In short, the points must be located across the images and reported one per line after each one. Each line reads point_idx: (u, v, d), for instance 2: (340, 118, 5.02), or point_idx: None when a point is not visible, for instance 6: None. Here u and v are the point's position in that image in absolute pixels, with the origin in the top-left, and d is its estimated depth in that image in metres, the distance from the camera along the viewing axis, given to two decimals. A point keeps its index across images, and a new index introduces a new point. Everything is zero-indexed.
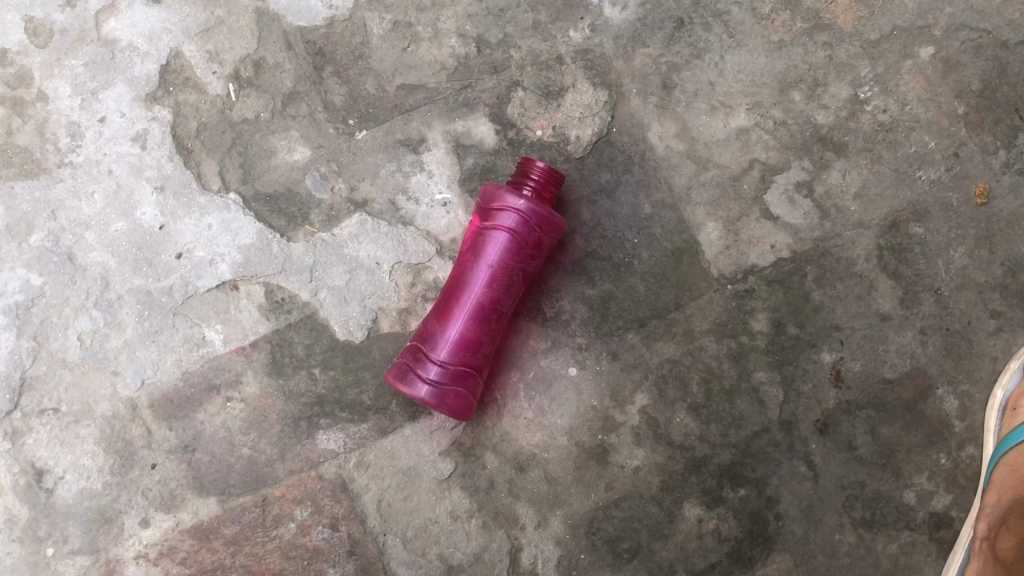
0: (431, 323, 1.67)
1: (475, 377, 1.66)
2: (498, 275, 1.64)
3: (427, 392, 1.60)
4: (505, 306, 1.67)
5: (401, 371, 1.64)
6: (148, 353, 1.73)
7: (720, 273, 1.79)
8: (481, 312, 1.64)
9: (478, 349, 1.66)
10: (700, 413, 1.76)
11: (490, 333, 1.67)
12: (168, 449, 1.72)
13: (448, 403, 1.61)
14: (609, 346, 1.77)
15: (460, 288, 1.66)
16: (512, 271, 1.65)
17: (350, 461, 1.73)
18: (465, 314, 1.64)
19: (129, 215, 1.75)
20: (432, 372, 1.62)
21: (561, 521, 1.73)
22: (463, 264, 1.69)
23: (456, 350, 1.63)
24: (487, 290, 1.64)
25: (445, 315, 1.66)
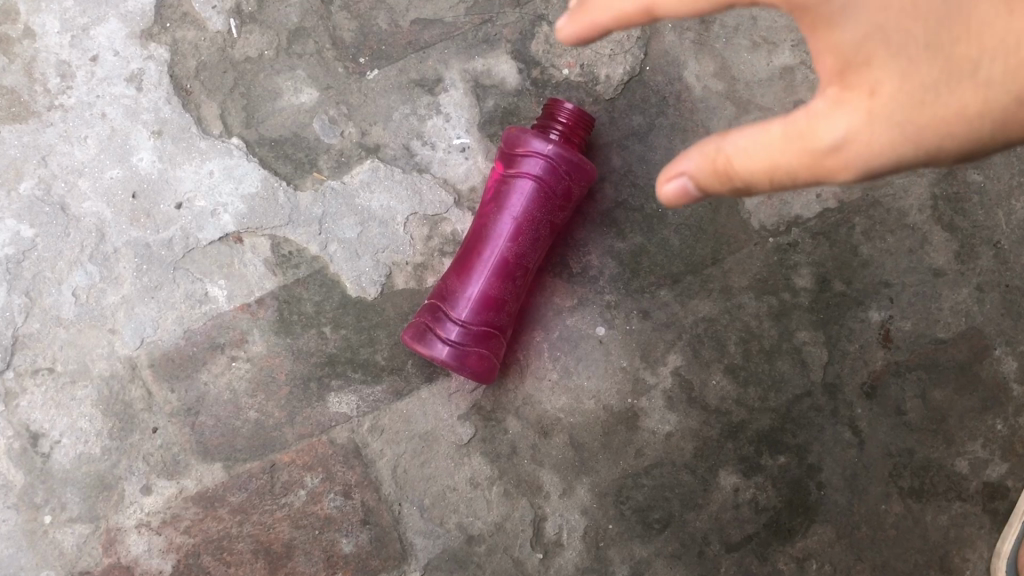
0: (450, 279, 1.55)
1: (499, 339, 1.55)
2: (523, 227, 1.53)
3: (448, 353, 1.49)
4: (531, 260, 1.56)
5: (418, 331, 1.52)
6: (148, 310, 1.62)
7: (761, 225, 1.66)
8: (504, 268, 1.53)
9: (501, 308, 1.54)
10: (738, 375, 1.64)
11: (515, 290, 1.55)
12: (170, 412, 1.62)
13: (470, 364, 1.50)
14: (640, 304, 1.65)
15: (481, 241, 1.54)
16: (538, 223, 1.54)
17: (362, 425, 1.63)
18: (488, 269, 1.52)
19: (125, 162, 1.62)
20: (452, 332, 1.51)
21: (587, 489, 1.62)
22: (484, 214, 1.56)
23: (479, 309, 1.52)
24: (512, 243, 1.52)
25: (465, 270, 1.54)
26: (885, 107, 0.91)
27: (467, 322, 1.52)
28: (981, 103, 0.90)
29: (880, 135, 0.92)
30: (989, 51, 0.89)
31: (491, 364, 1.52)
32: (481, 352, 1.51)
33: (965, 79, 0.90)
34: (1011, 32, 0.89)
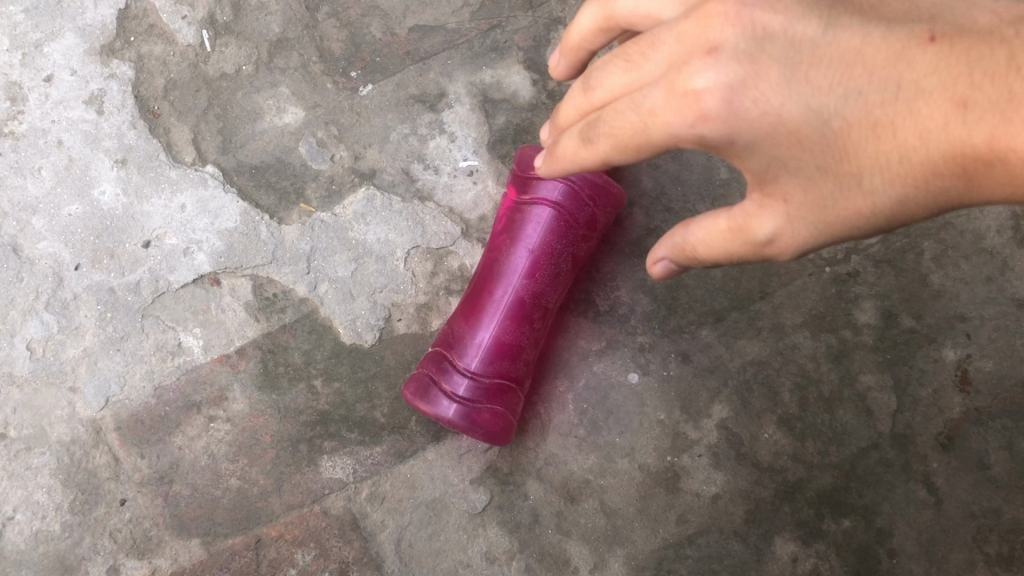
0: (457, 325, 1.33)
1: (516, 394, 1.32)
2: (540, 262, 1.31)
3: (456, 412, 1.27)
4: (551, 300, 1.34)
5: (421, 386, 1.30)
6: (113, 365, 1.41)
7: (816, 253, 1.46)
8: (520, 310, 1.31)
9: (517, 357, 1.32)
10: (794, 427, 1.42)
11: (533, 334, 1.33)
12: (140, 481, 1.40)
13: (482, 424, 1.27)
14: (678, 346, 1.43)
15: (491, 279, 1.33)
16: (557, 256, 1.32)
17: (360, 493, 1.41)
18: (501, 311, 1.31)
19: (85, 196, 1.42)
20: (459, 387, 1.29)
21: (622, 563, 1.39)
22: (494, 249, 1.35)
23: (491, 357, 1.30)
24: (528, 280, 1.31)
25: (474, 314, 1.32)
26: (797, 217, 0.90)
27: (478, 374, 1.30)
28: (870, 208, 0.89)
29: (801, 235, 0.91)
30: (872, 164, 0.88)
31: (507, 423, 1.29)
32: (495, 410, 1.29)
33: (854, 190, 0.89)
34: (886, 146, 0.87)
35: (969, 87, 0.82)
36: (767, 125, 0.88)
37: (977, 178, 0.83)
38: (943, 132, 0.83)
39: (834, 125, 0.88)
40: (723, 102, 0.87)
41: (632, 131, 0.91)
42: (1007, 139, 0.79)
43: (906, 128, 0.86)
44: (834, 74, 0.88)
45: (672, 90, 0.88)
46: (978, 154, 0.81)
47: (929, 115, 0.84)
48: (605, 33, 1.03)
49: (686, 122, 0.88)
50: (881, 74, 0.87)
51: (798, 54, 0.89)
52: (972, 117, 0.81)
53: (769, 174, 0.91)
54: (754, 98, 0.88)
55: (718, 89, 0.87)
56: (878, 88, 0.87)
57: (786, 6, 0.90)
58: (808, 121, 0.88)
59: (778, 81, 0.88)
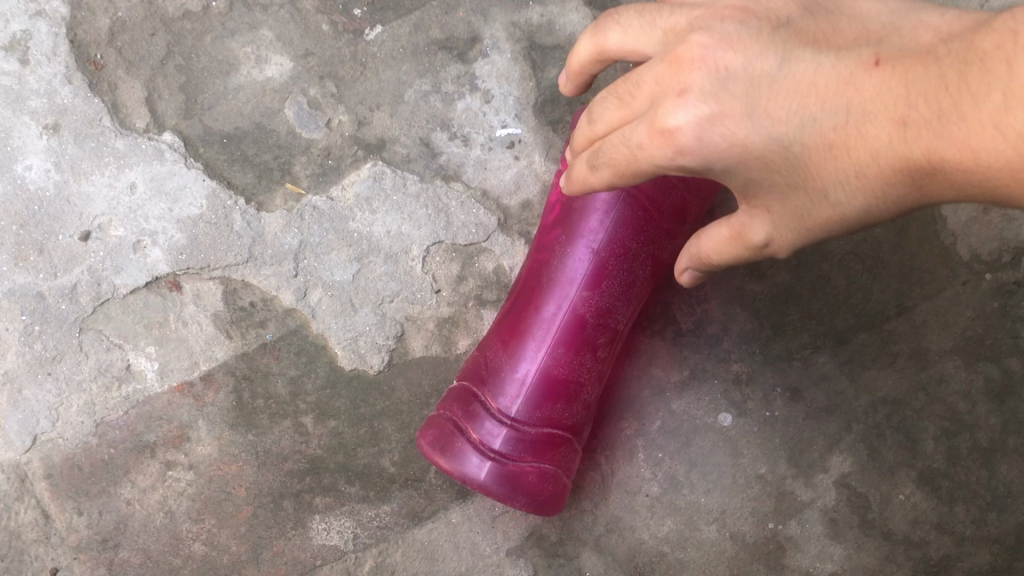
0: (492, 353, 0.98)
1: (572, 448, 0.98)
2: (606, 268, 0.97)
3: (493, 477, 0.92)
4: (622, 319, 0.99)
5: (441, 440, 0.95)
6: (42, 394, 1.08)
7: (974, 254, 1.07)
8: (578, 333, 0.97)
9: (573, 397, 0.97)
10: (939, 487, 1.06)
11: (595, 366, 0.98)
12: (77, 544, 1.08)
13: (528, 490, 0.93)
14: (786, 379, 1.08)
15: (535, 291, 0.98)
16: (629, 259, 0.97)
17: (362, 565, 1.07)
18: (552, 336, 0.96)
19: (5, 172, 1.08)
20: (497, 440, 0.94)
21: None
22: (541, 248, 1.00)
23: (540, 397, 0.96)
24: (588, 293, 0.96)
25: (514, 338, 0.98)
26: (786, 228, 0.72)
27: (521, 420, 0.95)
28: (840, 224, 0.70)
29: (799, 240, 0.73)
30: (834, 183, 0.67)
31: (561, 489, 0.95)
32: (545, 471, 0.94)
33: (820, 209, 0.69)
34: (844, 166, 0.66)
35: (908, 99, 0.60)
36: (736, 157, 0.69)
37: (934, 192, 0.62)
38: (888, 152, 0.62)
39: (790, 152, 0.67)
40: (699, 140, 0.68)
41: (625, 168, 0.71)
42: (944, 160, 0.57)
43: (857, 145, 0.64)
44: (786, 98, 0.67)
45: (647, 130, 0.68)
46: (924, 173, 0.60)
47: (874, 133, 0.62)
48: (590, 69, 0.78)
49: (660, 162, 0.69)
50: (829, 91, 0.65)
51: (758, 84, 0.68)
52: (909, 137, 0.59)
53: (749, 192, 0.72)
54: (722, 134, 0.68)
55: (696, 133, 0.67)
56: (828, 107, 0.65)
57: (744, 37, 0.69)
58: (767, 152, 0.68)
59: (741, 111, 0.67)
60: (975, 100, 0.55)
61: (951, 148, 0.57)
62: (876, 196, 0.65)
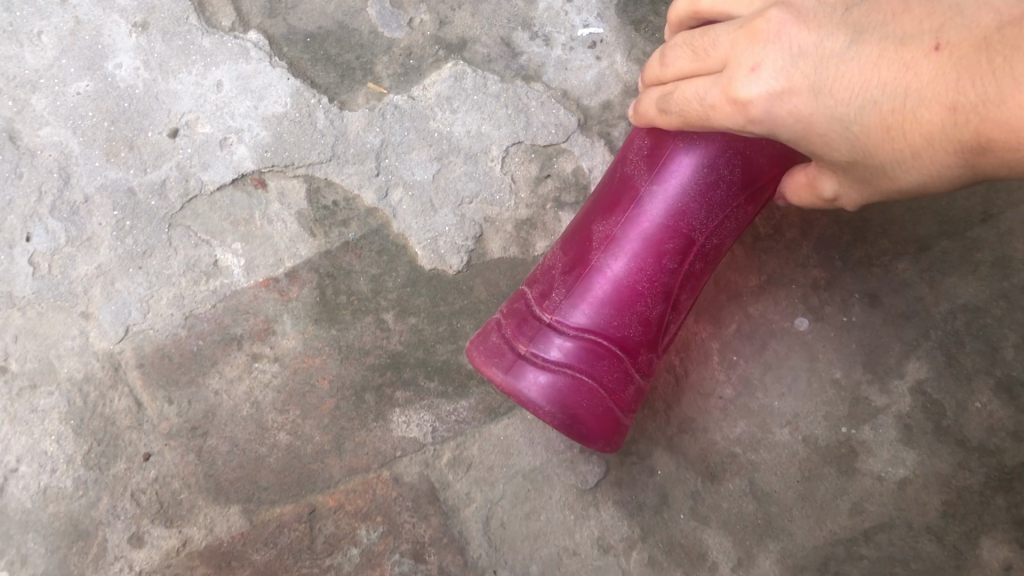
0: (561, 270, 0.99)
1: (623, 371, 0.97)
2: (689, 191, 0.95)
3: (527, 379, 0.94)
4: (701, 248, 0.97)
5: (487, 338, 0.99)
6: (133, 288, 1.12)
7: None
8: (641, 247, 0.96)
9: (630, 314, 0.96)
10: (1016, 395, 1.07)
11: (665, 291, 0.97)
12: (168, 432, 1.13)
13: (571, 408, 0.94)
14: (863, 284, 1.08)
15: (608, 202, 0.99)
16: (710, 174, 0.94)
17: (440, 458, 1.11)
18: (623, 255, 0.96)
19: (96, 70, 1.11)
20: (540, 345, 0.95)
21: (774, 562, 1.07)
22: (624, 159, 1.01)
23: (600, 317, 0.96)
24: (658, 204, 0.96)
25: (578, 247, 0.99)
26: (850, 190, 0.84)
27: (579, 335, 0.96)
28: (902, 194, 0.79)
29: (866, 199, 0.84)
30: (888, 162, 0.76)
31: (600, 410, 0.95)
32: (584, 384, 0.95)
33: (880, 181, 0.79)
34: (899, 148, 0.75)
35: (956, 88, 0.69)
36: (802, 127, 0.81)
37: (986, 169, 0.70)
38: (943, 135, 0.71)
39: (851, 131, 0.77)
40: (768, 111, 0.81)
41: (696, 117, 0.88)
42: (992, 138, 0.66)
43: (910, 129, 0.73)
44: (850, 81, 0.77)
45: (722, 97, 0.84)
46: (975, 153, 0.69)
47: (927, 118, 0.71)
48: (690, 22, 0.95)
49: (736, 123, 0.84)
50: (889, 78, 0.75)
51: (826, 64, 0.78)
52: (960, 121, 0.68)
53: (819, 160, 0.84)
54: (789, 109, 0.80)
55: (766, 104, 0.81)
56: (886, 93, 0.75)
57: (819, 21, 0.80)
58: (830, 129, 0.79)
59: (808, 91, 0.79)
60: (1015, 82, 0.65)
61: (998, 133, 0.66)
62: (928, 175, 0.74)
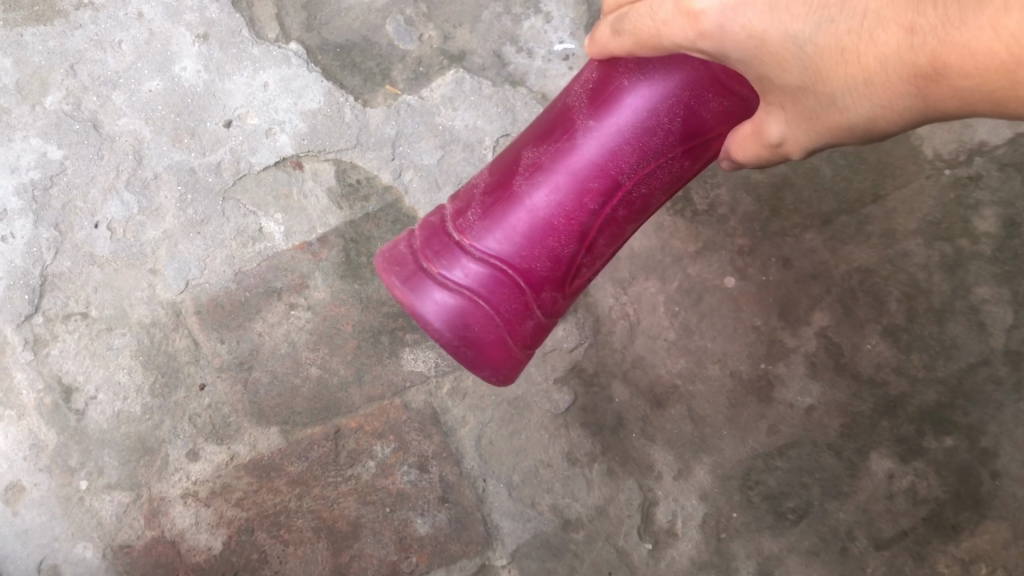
0: (485, 194, 1.07)
1: (522, 306, 1.06)
2: (617, 144, 0.99)
3: (428, 299, 1.04)
4: (620, 200, 1.02)
5: (402, 249, 1.10)
6: (192, 249, 1.38)
7: (935, 154, 1.36)
8: (559, 195, 1.01)
9: (537, 254, 1.04)
10: (899, 338, 1.35)
11: (575, 237, 1.03)
12: (220, 366, 1.40)
13: (462, 329, 1.04)
14: (779, 250, 1.36)
15: (539, 142, 1.04)
16: (637, 137, 0.99)
17: (442, 387, 1.39)
18: (539, 198, 1.02)
19: (166, 72, 1.38)
20: (447, 271, 1.04)
21: (708, 471, 1.37)
22: (573, 94, 1.05)
23: (505, 251, 1.03)
24: (584, 153, 1.00)
25: (502, 185, 1.06)
26: (795, 128, 0.93)
27: (484, 264, 1.04)
28: (847, 124, 0.88)
29: (807, 140, 0.94)
30: (838, 89, 0.86)
31: (490, 341, 1.05)
32: (478, 314, 1.04)
33: (829, 109, 0.88)
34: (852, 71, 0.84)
35: (916, 11, 0.77)
36: (754, 45, 0.87)
37: (934, 98, 0.80)
38: (898, 58, 0.80)
39: (804, 51, 0.85)
40: (719, 24, 0.86)
41: (648, 37, 0.92)
42: (948, 60, 0.76)
43: (865, 52, 0.82)
44: (806, 3, 0.84)
45: (675, 10, 0.88)
46: (929, 75, 0.78)
47: (885, 40, 0.80)
48: None
49: (688, 37, 0.89)
50: (846, 0, 0.82)
51: None
52: (918, 42, 0.77)
53: (768, 101, 0.93)
54: (743, 22, 0.86)
55: (717, 18, 0.86)
56: (844, 15, 0.83)
57: None
58: (784, 48, 0.86)
59: (764, 7, 0.85)
60: (975, 5, 0.73)
61: (954, 52, 0.75)
62: (878, 102, 0.84)
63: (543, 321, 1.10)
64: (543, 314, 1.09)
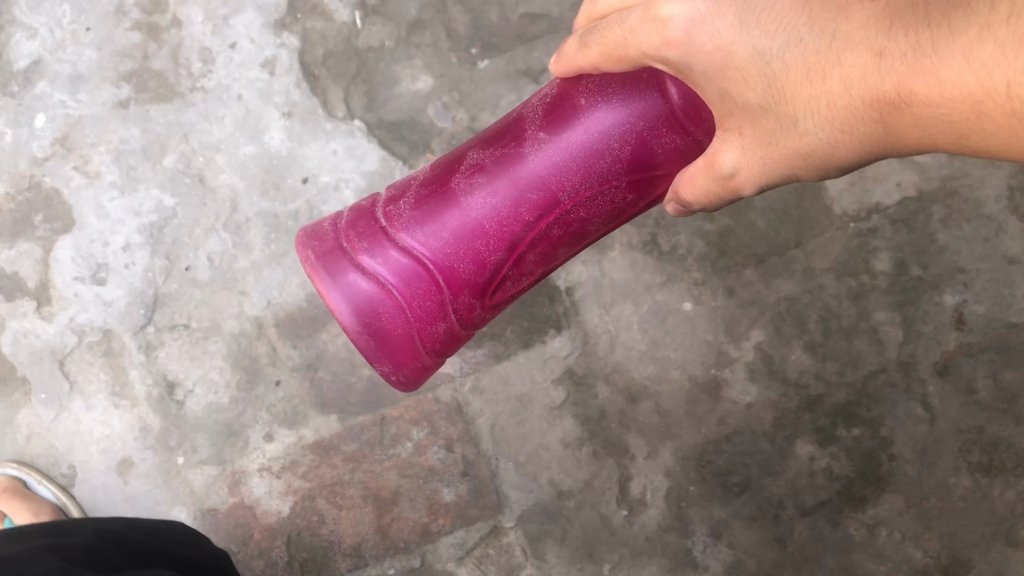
0: (426, 197, 1.28)
1: (437, 301, 1.29)
2: (545, 175, 1.20)
3: (351, 281, 1.27)
4: (537, 225, 1.24)
5: (341, 232, 1.33)
6: (274, 276, 1.79)
7: (843, 211, 1.77)
8: (489, 211, 1.23)
9: (458, 262, 1.26)
10: (817, 350, 1.76)
11: (491, 253, 1.26)
12: (292, 367, 1.79)
13: (372, 315, 1.28)
14: (726, 282, 1.77)
15: (485, 154, 1.26)
16: (564, 170, 1.20)
17: (464, 385, 1.78)
18: (470, 213, 1.24)
19: (258, 140, 1.80)
20: (375, 259, 1.27)
21: (671, 453, 1.76)
22: (526, 119, 1.25)
23: (427, 254, 1.26)
24: (516, 178, 1.21)
25: (442, 193, 1.27)
26: (750, 156, 1.06)
27: (408, 263, 1.27)
28: (806, 145, 0.99)
29: (758, 172, 1.07)
30: (802, 108, 0.97)
31: (396, 329, 1.29)
32: (391, 305, 1.28)
33: (791, 130, 1.00)
34: (815, 92, 0.95)
35: (887, 39, 0.87)
36: (718, 56, 0.99)
37: (895, 124, 0.90)
38: (861, 80, 0.90)
39: (769, 66, 0.97)
40: (686, 33, 0.99)
41: (615, 47, 1.07)
42: (911, 87, 0.85)
43: (833, 72, 0.93)
44: (772, 23, 0.96)
45: (647, 19, 1.02)
46: (897, 102, 0.88)
47: (852, 64, 0.90)
48: None
49: (656, 43, 1.01)
50: (817, 23, 0.94)
51: (753, 1, 0.97)
52: (885, 67, 0.87)
53: (727, 134, 1.07)
54: (710, 32, 0.98)
55: (684, 25, 0.99)
56: (814, 36, 0.94)
57: None
58: (747, 61, 0.98)
59: (733, 20, 0.98)
60: (946, 36, 0.81)
61: (921, 79, 0.84)
62: (836, 127, 0.95)
63: (452, 322, 1.32)
64: (458, 312, 1.32)
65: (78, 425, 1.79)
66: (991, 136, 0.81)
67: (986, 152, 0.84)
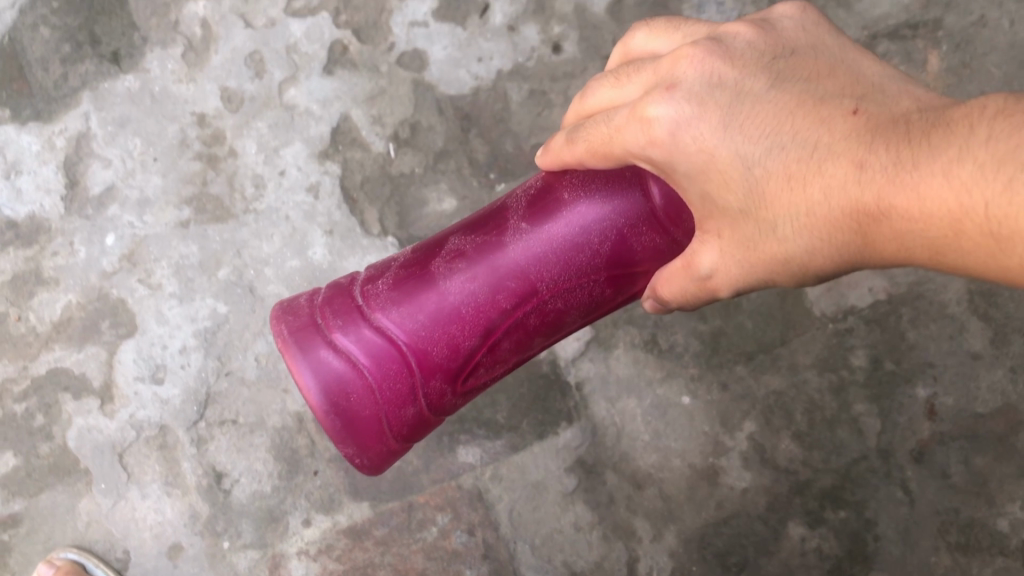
0: (405, 279, 1.39)
1: (408, 384, 1.38)
2: (522, 266, 1.31)
3: (322, 357, 1.37)
4: (510, 314, 1.35)
5: (317, 312, 1.43)
6: None
7: (822, 312, 1.98)
8: (466, 297, 1.33)
9: (433, 347, 1.36)
10: (804, 439, 1.95)
11: (465, 339, 1.36)
12: (328, 457, 1.97)
13: (340, 394, 1.36)
14: (719, 377, 1.97)
15: (466, 240, 1.37)
16: (539, 261, 1.31)
17: (485, 473, 1.96)
18: (447, 298, 1.34)
19: (302, 255, 2.04)
20: (347, 337, 1.37)
21: (674, 535, 1.93)
22: (510, 209, 1.37)
23: (399, 338, 1.36)
24: (493, 266, 1.32)
25: (421, 277, 1.37)
26: (728, 258, 1.21)
27: (381, 344, 1.36)
28: (783, 250, 1.15)
29: (733, 272, 1.22)
30: (782, 216, 1.13)
31: (364, 410, 1.38)
32: (360, 386, 1.37)
33: (768, 235, 1.16)
34: (794, 199, 1.11)
35: (867, 155, 1.06)
36: (700, 158, 1.13)
37: (870, 234, 1.07)
38: (842, 189, 1.07)
39: (752, 171, 1.13)
40: (669, 133, 1.13)
41: (602, 143, 1.21)
42: (890, 202, 1.03)
43: (813, 180, 1.10)
44: (753, 130, 1.12)
45: (634, 118, 1.16)
46: (875, 214, 1.05)
47: (834, 173, 1.08)
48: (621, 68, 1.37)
49: (642, 142, 1.15)
50: (800, 133, 1.12)
51: (734, 109, 1.13)
52: (865, 178, 1.05)
53: (707, 239, 1.22)
54: (692, 135, 1.13)
55: (669, 125, 1.13)
56: (796, 144, 1.11)
57: (741, 65, 1.17)
58: (727, 163, 1.13)
59: (716, 125, 1.13)
60: (923, 158, 1.01)
61: (900, 194, 1.02)
62: (812, 233, 1.12)
63: (421, 406, 1.41)
64: (428, 396, 1.40)
65: (134, 512, 1.97)
66: (968, 252, 0.99)
67: (957, 266, 1.02)
